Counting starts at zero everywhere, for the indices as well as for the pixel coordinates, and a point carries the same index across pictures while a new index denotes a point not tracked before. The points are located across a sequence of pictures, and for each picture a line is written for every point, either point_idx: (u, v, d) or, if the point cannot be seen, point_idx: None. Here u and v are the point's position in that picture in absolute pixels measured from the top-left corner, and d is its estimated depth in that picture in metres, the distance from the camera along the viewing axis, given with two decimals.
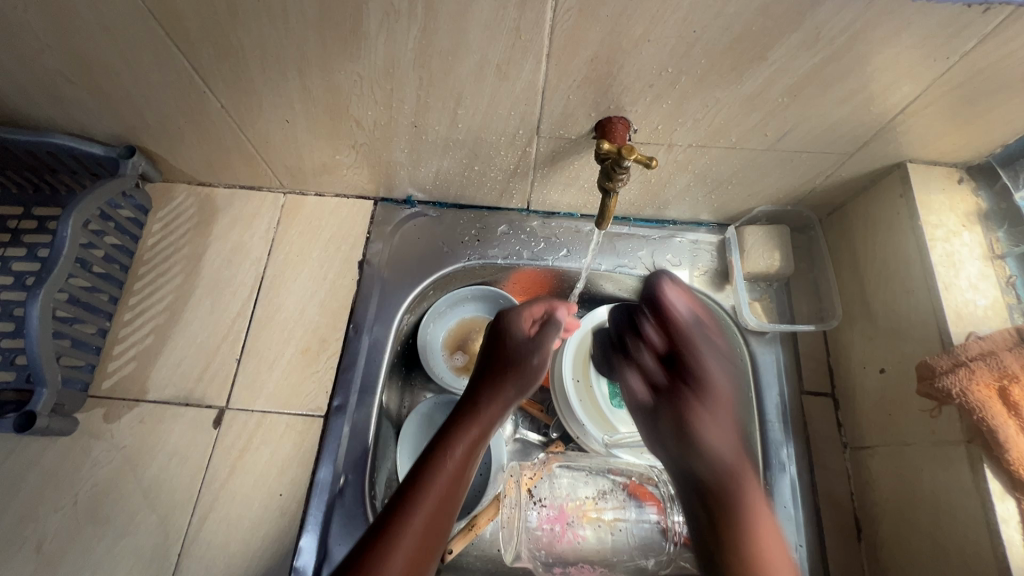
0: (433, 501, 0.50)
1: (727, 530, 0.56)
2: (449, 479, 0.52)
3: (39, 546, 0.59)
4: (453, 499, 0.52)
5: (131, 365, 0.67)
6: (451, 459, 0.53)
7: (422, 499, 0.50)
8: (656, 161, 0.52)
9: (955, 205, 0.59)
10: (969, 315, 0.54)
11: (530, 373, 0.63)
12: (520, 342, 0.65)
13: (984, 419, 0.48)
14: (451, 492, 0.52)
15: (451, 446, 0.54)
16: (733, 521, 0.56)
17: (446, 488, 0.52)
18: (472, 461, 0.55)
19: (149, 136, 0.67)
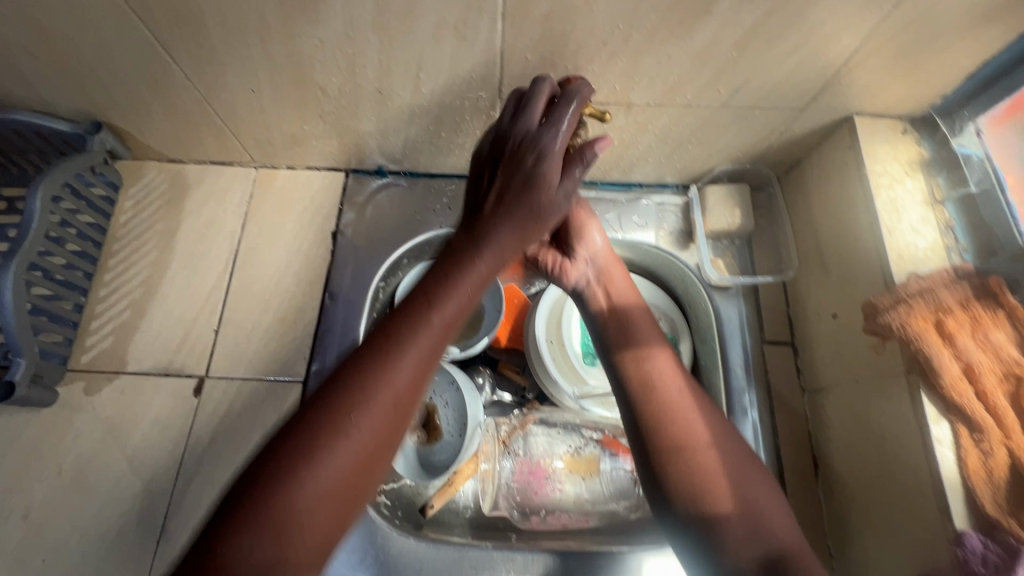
0: (379, 418, 0.38)
1: (661, 440, 0.51)
2: (403, 387, 0.39)
3: (27, 514, 0.60)
4: (407, 409, 0.39)
5: (110, 339, 0.68)
6: (424, 347, 0.41)
7: (363, 417, 0.37)
8: (609, 116, 0.55)
9: (897, 155, 0.62)
10: (910, 257, 0.58)
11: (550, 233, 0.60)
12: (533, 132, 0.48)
13: (921, 349, 0.51)
14: (408, 400, 0.40)
15: (408, 343, 0.40)
16: (664, 441, 0.51)
17: (400, 396, 0.39)
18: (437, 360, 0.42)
19: (115, 111, 0.67)
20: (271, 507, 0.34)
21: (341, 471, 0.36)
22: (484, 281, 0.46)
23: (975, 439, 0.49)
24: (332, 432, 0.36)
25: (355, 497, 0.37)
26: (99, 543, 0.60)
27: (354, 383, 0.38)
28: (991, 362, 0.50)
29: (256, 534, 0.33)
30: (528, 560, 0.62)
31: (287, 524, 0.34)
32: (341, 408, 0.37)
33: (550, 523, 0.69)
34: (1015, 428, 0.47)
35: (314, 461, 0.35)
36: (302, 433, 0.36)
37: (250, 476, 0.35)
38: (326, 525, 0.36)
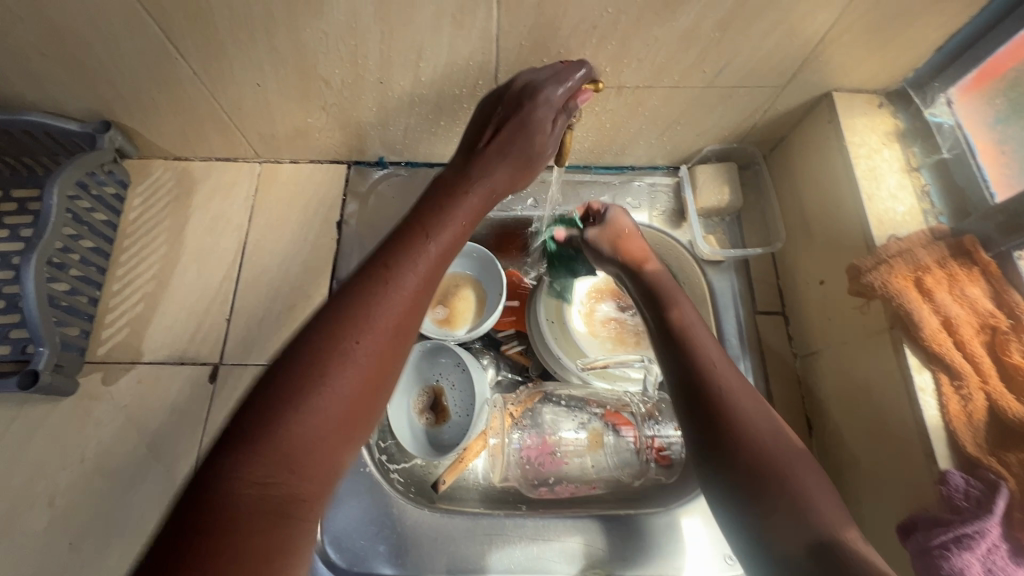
0: (370, 347, 0.41)
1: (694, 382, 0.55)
2: (391, 318, 0.42)
3: (51, 502, 0.62)
4: (399, 343, 0.42)
5: (125, 332, 0.70)
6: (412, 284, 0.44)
7: (353, 343, 0.40)
8: (600, 86, 0.60)
9: (874, 127, 0.66)
10: (889, 221, 0.61)
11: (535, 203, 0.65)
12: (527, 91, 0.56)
13: (902, 305, 0.54)
14: (397, 332, 0.43)
15: (395, 277, 0.44)
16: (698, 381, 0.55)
17: (389, 326, 0.42)
18: (421, 298, 0.45)
19: (124, 110, 0.69)
20: (271, 436, 0.36)
21: (339, 398, 0.39)
22: (467, 223, 0.51)
23: (955, 386, 0.52)
24: (328, 361, 0.39)
25: (352, 428, 0.39)
26: (123, 526, 0.62)
27: (345, 317, 0.41)
28: (968, 314, 0.53)
29: (261, 462, 0.35)
30: (539, 527, 0.65)
31: (288, 448, 0.36)
32: (333, 339, 0.40)
33: (559, 492, 0.71)
34: (991, 373, 0.51)
35: (313, 393, 0.38)
36: (299, 364, 0.39)
37: (250, 408, 0.37)
38: (326, 454, 0.38)
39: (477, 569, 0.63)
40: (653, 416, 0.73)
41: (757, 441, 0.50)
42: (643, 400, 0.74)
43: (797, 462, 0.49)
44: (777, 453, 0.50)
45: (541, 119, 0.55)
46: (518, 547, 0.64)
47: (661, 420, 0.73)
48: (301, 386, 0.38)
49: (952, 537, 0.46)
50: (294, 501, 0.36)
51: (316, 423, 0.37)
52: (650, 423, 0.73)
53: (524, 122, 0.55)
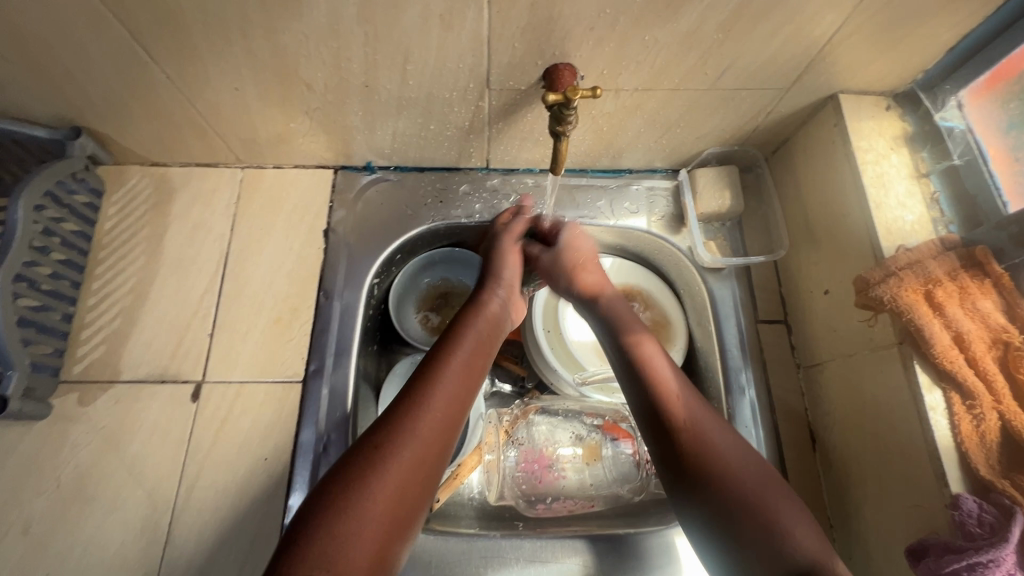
0: (422, 453, 0.49)
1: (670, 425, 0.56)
2: (438, 434, 0.51)
3: (25, 531, 0.59)
4: (445, 451, 0.51)
5: (101, 349, 0.67)
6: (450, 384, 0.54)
7: (408, 450, 0.48)
8: (601, 92, 0.55)
9: (882, 131, 0.63)
10: (898, 230, 0.59)
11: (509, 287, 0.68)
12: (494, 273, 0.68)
13: (912, 320, 0.52)
14: (441, 453, 0.51)
15: (440, 388, 0.54)
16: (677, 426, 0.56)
17: (437, 429, 0.51)
18: (463, 401, 0.55)
19: (95, 115, 0.66)
20: (330, 540, 0.43)
21: (398, 489, 0.47)
22: (480, 350, 0.60)
23: (967, 406, 0.50)
24: (379, 458, 0.47)
25: (413, 511, 0.48)
26: (103, 554, 0.59)
27: (398, 422, 0.50)
28: (980, 330, 0.51)
29: (312, 570, 0.41)
30: (536, 548, 0.63)
31: (344, 555, 0.42)
32: (387, 442, 0.48)
33: (557, 509, 0.69)
34: (1005, 393, 0.48)
35: (360, 549, 0.43)
36: (360, 464, 0.47)
37: (314, 517, 0.44)
38: (387, 540, 0.45)
39: None
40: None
41: (710, 451, 0.54)
42: None
43: (755, 479, 0.52)
44: (733, 466, 0.53)
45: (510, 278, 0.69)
46: (515, 570, 0.62)
47: None
48: (361, 477, 0.46)
49: (965, 565, 0.44)
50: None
51: (368, 523, 0.44)
52: None
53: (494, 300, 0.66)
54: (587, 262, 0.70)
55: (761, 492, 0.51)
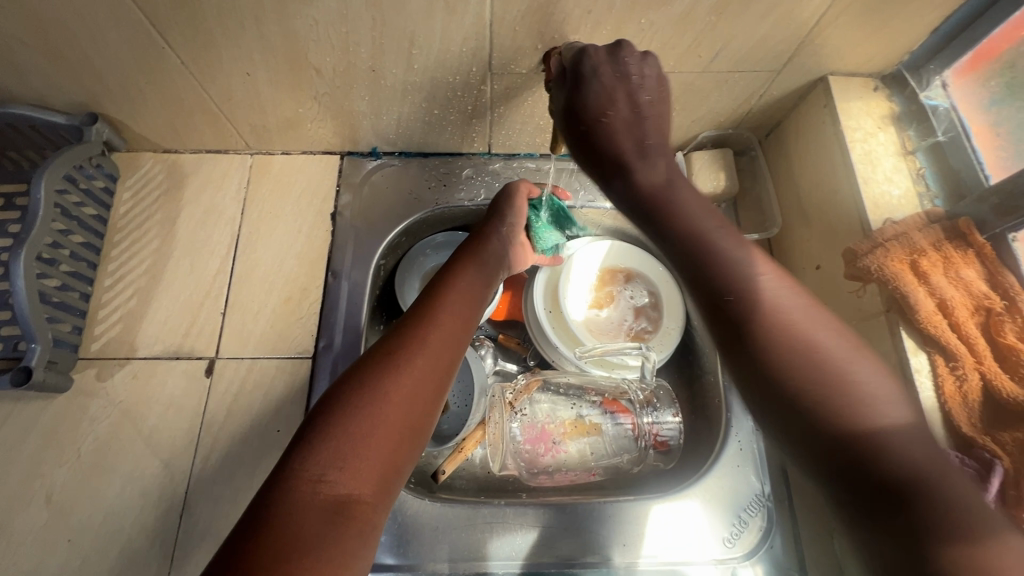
0: (433, 364, 0.50)
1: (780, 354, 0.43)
2: (448, 347, 0.52)
3: (48, 499, 0.62)
4: (455, 365, 0.52)
5: (118, 327, 0.70)
6: (460, 306, 0.57)
7: (419, 361, 0.49)
8: None
9: (870, 111, 0.66)
10: (885, 204, 0.62)
11: (514, 232, 0.70)
12: (494, 230, 0.68)
13: (898, 287, 0.55)
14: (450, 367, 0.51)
15: (450, 309, 0.55)
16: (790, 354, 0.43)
17: (450, 339, 0.53)
18: (469, 320, 0.57)
19: (111, 102, 0.68)
20: (344, 438, 0.43)
21: (411, 396, 0.47)
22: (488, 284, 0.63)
23: (950, 367, 0.53)
24: (393, 362, 0.48)
25: (425, 418, 0.48)
26: (123, 521, 0.62)
27: (406, 335, 0.51)
28: (963, 296, 0.53)
29: (325, 465, 0.41)
30: (539, 514, 0.65)
31: (357, 452, 0.42)
32: (398, 350, 0.49)
33: (559, 480, 0.71)
34: (986, 354, 0.51)
35: (375, 449, 0.43)
36: (368, 373, 0.47)
37: (323, 411, 0.45)
38: (399, 441, 0.45)
39: (477, 559, 0.62)
40: (650, 402, 0.73)
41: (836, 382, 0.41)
42: (641, 387, 0.74)
43: (922, 445, 0.39)
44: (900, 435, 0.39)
45: (506, 238, 0.69)
46: (519, 535, 0.64)
47: (658, 406, 0.73)
48: (374, 378, 0.47)
49: None
50: (350, 500, 0.41)
51: (385, 419, 0.45)
52: (647, 410, 0.73)
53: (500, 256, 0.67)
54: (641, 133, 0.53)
55: (892, 436, 0.39)
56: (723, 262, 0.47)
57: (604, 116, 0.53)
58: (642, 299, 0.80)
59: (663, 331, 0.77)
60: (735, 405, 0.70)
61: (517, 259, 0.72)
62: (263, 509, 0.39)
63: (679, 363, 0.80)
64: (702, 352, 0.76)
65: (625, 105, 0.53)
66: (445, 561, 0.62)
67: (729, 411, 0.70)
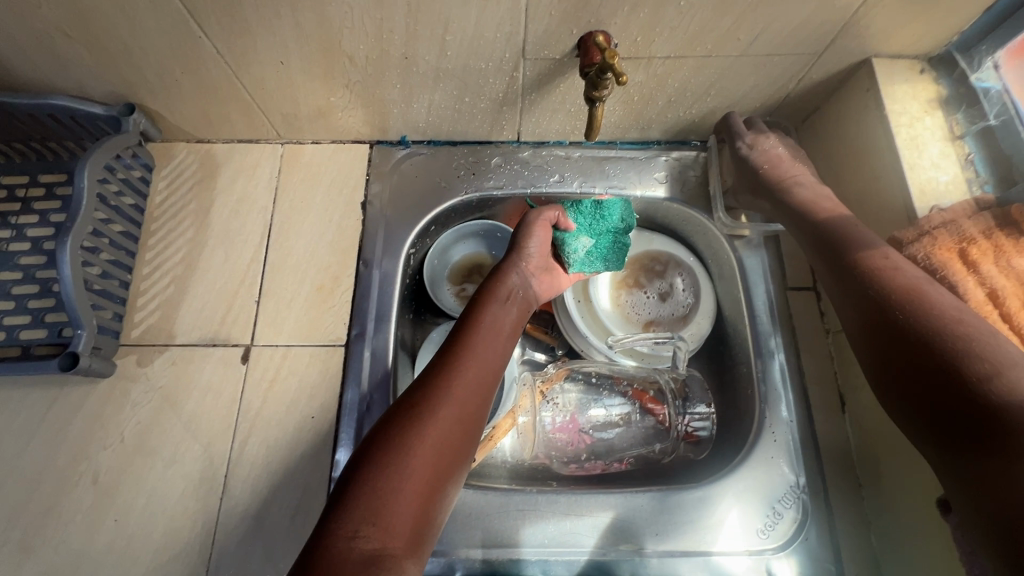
0: (458, 415, 0.52)
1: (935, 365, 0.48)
2: (473, 396, 0.54)
3: (94, 481, 0.64)
4: (479, 415, 0.54)
5: (157, 314, 0.71)
6: (485, 354, 0.58)
7: (444, 412, 0.51)
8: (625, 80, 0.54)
9: (916, 94, 0.64)
10: (931, 191, 0.60)
11: (534, 260, 0.67)
12: (516, 260, 0.66)
13: (945, 277, 0.54)
14: (471, 417, 0.54)
15: (473, 356, 0.57)
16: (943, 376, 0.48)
17: (474, 390, 0.55)
18: (495, 368, 0.58)
19: (148, 92, 0.69)
20: (376, 493, 0.45)
21: (437, 448, 0.49)
22: (514, 327, 0.63)
23: None
24: (421, 417, 0.50)
25: (450, 469, 0.50)
26: (166, 502, 0.63)
27: (432, 386, 0.53)
28: (1014, 286, 0.52)
29: (358, 522, 0.43)
30: (571, 502, 0.65)
31: (389, 507, 0.45)
32: (424, 403, 0.52)
33: (589, 469, 0.72)
34: None
35: (404, 502, 0.45)
36: (395, 428, 0.50)
37: (358, 467, 0.47)
38: (426, 494, 0.47)
39: (510, 544, 0.63)
40: (682, 393, 0.73)
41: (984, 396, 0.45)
42: (672, 377, 0.73)
43: None
44: None
45: (529, 269, 0.67)
46: (551, 523, 0.64)
47: (690, 397, 0.72)
48: (402, 433, 0.49)
49: None
50: (384, 554, 0.42)
51: (412, 477, 0.47)
52: (678, 404, 0.72)
53: (525, 296, 0.66)
54: (778, 163, 0.69)
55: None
56: (883, 273, 0.55)
57: (768, 165, 0.68)
58: (676, 287, 0.78)
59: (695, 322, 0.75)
60: (770, 394, 0.69)
61: (547, 289, 0.70)
62: (305, 557, 0.41)
63: (710, 354, 0.79)
64: (735, 342, 0.74)
65: (790, 167, 0.69)
66: (477, 546, 0.63)
67: (763, 401, 0.68)
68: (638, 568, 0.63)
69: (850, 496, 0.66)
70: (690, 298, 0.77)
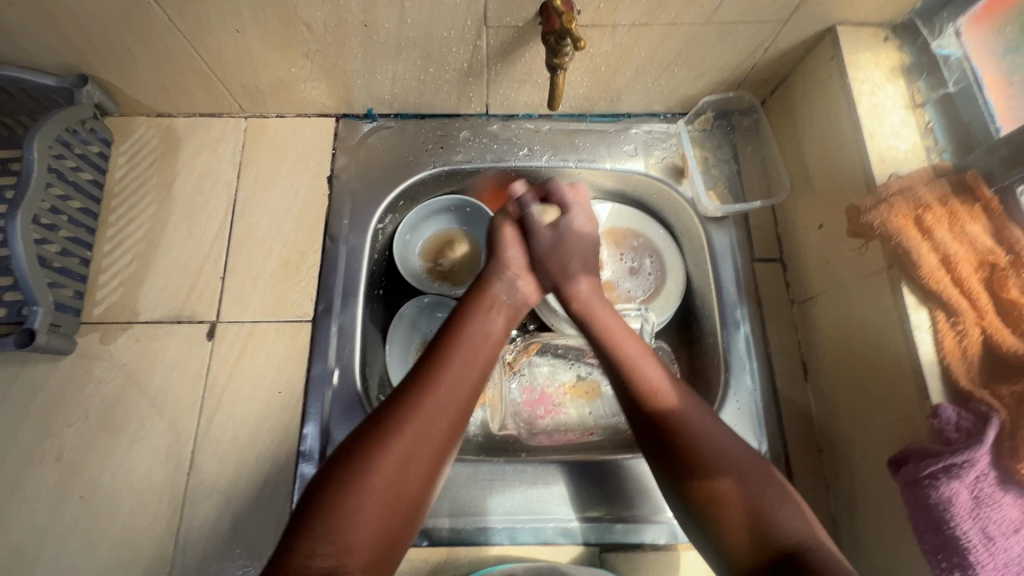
0: (430, 430, 0.49)
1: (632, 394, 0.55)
2: (449, 411, 0.51)
3: (58, 458, 0.64)
4: (455, 429, 0.51)
5: (119, 291, 0.70)
6: (468, 364, 0.54)
7: (412, 430, 0.49)
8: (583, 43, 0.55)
9: (879, 62, 0.64)
10: (891, 159, 0.60)
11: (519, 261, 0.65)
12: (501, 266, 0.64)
13: (901, 244, 0.54)
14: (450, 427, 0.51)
15: (453, 365, 0.54)
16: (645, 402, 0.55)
17: (450, 405, 0.51)
18: (477, 378, 0.55)
19: (101, 63, 0.67)
20: (335, 513, 0.44)
21: (404, 466, 0.47)
22: (503, 332, 0.60)
23: (950, 323, 0.52)
24: (389, 433, 0.48)
25: (419, 489, 0.48)
26: (132, 479, 0.63)
27: (404, 398, 0.51)
28: (968, 253, 0.52)
29: (316, 540, 0.43)
30: (538, 472, 0.66)
31: (348, 527, 0.44)
32: (393, 418, 0.49)
33: (556, 440, 0.72)
34: (987, 309, 0.51)
35: (365, 523, 0.44)
36: (366, 441, 0.48)
37: (322, 483, 0.46)
38: (390, 513, 0.46)
39: (477, 513, 0.64)
40: None
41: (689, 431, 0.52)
42: None
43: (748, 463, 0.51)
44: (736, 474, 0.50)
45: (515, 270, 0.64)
46: (519, 492, 0.65)
47: None
48: (366, 451, 0.47)
49: (942, 466, 0.47)
50: (339, 572, 0.42)
51: (372, 497, 0.45)
52: None
53: (516, 300, 0.63)
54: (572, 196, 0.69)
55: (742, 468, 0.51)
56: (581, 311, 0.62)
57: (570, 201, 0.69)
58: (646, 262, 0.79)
59: (664, 296, 0.77)
60: (734, 364, 0.70)
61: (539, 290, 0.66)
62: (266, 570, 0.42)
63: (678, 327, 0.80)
64: (702, 314, 0.75)
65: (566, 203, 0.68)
66: (445, 515, 0.63)
67: (728, 371, 0.70)
68: (604, 536, 0.64)
69: (810, 462, 0.67)
70: (658, 274, 0.78)
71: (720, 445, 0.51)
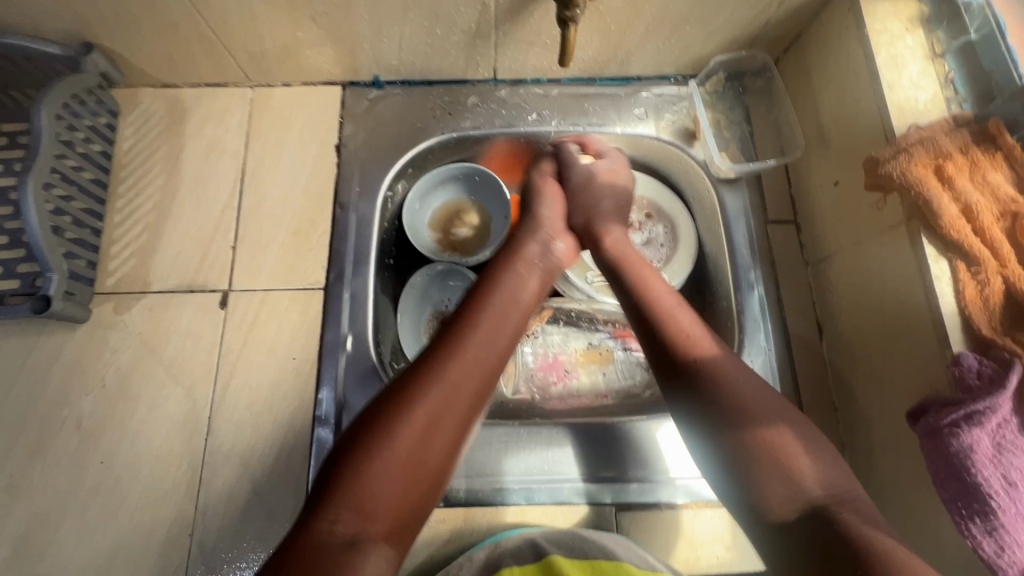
0: (456, 391, 0.48)
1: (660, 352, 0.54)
2: (476, 372, 0.50)
3: (77, 426, 0.64)
4: (482, 393, 0.50)
5: (132, 261, 0.70)
6: (495, 326, 0.54)
7: (438, 391, 0.48)
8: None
9: (897, 13, 0.62)
10: (910, 110, 0.59)
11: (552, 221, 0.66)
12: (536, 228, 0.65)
13: (921, 194, 0.53)
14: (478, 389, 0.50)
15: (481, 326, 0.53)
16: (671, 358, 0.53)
17: (478, 366, 0.51)
18: (505, 341, 0.54)
19: (106, 30, 0.66)
20: (358, 475, 0.43)
21: (430, 428, 0.46)
22: (534, 295, 0.59)
23: (972, 273, 0.51)
24: (414, 394, 0.47)
25: (445, 452, 0.47)
26: (150, 445, 0.64)
27: (431, 359, 0.50)
28: (989, 202, 0.52)
29: (339, 506, 0.42)
30: (552, 434, 0.66)
31: (371, 490, 0.43)
32: (419, 379, 0.48)
33: (570, 404, 0.72)
34: (1010, 257, 0.50)
35: (388, 486, 0.43)
36: (390, 402, 0.47)
37: (347, 444, 0.45)
38: (413, 480, 0.45)
39: (493, 474, 0.64)
40: None
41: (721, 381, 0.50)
42: None
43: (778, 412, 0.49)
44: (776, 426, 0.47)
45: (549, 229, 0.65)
46: (533, 454, 0.65)
47: None
48: (392, 412, 0.46)
49: (963, 414, 0.47)
50: (362, 537, 0.41)
51: (396, 459, 0.44)
52: None
53: (551, 261, 0.64)
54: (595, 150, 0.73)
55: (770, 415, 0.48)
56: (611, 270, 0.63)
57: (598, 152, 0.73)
58: (659, 231, 0.78)
59: (676, 261, 0.76)
60: (749, 326, 0.69)
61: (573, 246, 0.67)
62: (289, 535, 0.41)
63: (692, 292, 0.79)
64: (715, 278, 0.75)
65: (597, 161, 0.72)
66: (462, 477, 0.64)
67: (743, 332, 0.69)
68: (619, 496, 0.64)
69: (825, 420, 0.67)
70: (671, 238, 0.77)
71: (749, 393, 0.49)
